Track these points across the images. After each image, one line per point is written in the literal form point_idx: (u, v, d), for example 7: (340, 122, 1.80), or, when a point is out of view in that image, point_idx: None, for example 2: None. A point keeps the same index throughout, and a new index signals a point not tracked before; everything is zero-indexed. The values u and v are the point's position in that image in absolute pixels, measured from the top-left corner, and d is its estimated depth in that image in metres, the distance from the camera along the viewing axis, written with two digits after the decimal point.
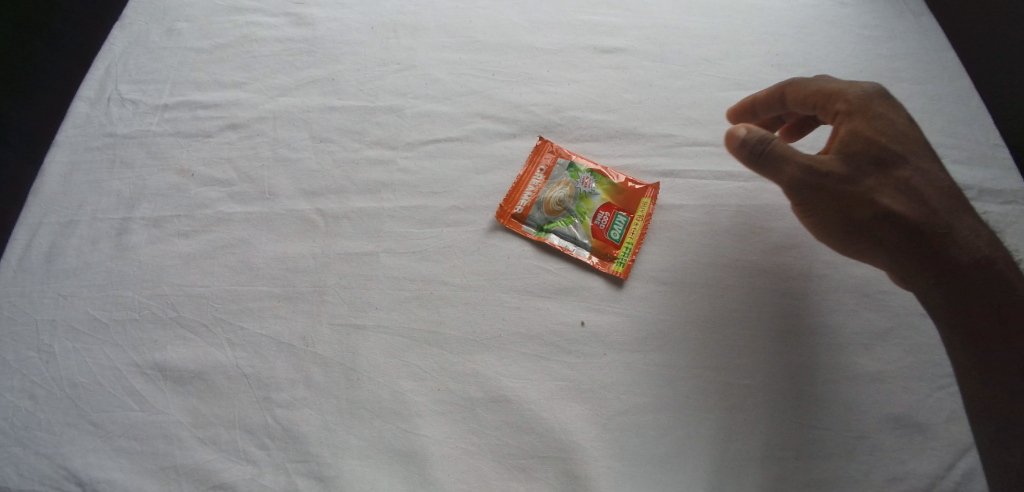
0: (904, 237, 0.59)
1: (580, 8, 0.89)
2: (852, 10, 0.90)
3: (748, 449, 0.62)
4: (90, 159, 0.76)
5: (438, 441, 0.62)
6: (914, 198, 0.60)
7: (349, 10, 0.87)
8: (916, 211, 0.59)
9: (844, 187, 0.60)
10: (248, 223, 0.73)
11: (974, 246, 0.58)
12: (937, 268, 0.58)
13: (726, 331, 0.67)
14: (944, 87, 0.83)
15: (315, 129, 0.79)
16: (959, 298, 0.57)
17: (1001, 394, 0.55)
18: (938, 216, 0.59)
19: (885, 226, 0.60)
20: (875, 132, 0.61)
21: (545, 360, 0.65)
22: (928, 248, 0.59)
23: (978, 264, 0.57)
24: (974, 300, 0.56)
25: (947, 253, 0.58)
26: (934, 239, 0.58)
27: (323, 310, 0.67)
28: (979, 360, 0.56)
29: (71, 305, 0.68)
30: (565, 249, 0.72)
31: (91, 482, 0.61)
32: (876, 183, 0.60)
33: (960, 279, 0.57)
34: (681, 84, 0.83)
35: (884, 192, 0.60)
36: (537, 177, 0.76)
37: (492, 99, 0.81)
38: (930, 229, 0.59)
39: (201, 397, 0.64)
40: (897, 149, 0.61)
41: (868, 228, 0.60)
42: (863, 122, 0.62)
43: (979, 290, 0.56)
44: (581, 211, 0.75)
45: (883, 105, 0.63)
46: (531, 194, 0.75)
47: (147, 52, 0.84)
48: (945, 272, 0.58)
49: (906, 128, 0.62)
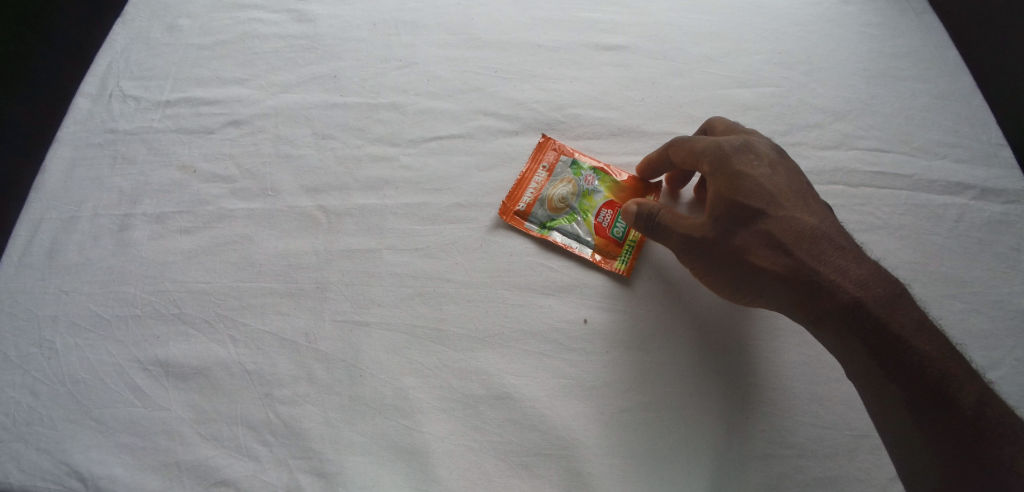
0: (779, 291, 0.61)
1: (581, 5, 0.88)
2: (855, 8, 0.90)
3: (750, 447, 0.63)
4: (91, 156, 0.76)
5: (440, 438, 0.62)
6: (779, 251, 0.60)
7: (350, 6, 0.87)
8: (784, 264, 0.60)
9: (719, 249, 0.63)
10: (250, 219, 0.73)
11: (846, 288, 0.58)
12: (816, 318, 0.59)
13: (729, 329, 0.67)
14: (946, 86, 0.83)
15: (318, 126, 0.79)
16: (843, 347, 0.58)
17: (902, 431, 0.56)
18: (807, 265, 0.59)
19: (762, 281, 0.62)
20: (716, 193, 0.63)
21: (548, 357, 0.65)
22: (805, 297, 0.59)
23: (855, 307, 0.57)
24: (851, 346, 0.57)
25: (817, 302, 0.59)
26: (806, 289, 0.59)
27: (326, 307, 0.67)
28: (876, 402, 0.57)
29: (73, 301, 0.68)
30: (568, 246, 0.72)
31: (93, 478, 0.61)
32: (744, 241, 0.62)
33: (837, 326, 0.58)
34: (683, 82, 0.83)
35: (749, 250, 0.62)
36: (540, 175, 0.76)
37: (494, 96, 0.81)
38: (800, 279, 0.59)
39: (203, 393, 0.64)
40: (756, 202, 0.61)
41: (749, 283, 0.63)
42: (722, 181, 0.63)
43: (854, 334, 0.57)
44: (584, 209, 0.74)
45: (733, 160, 0.63)
46: (534, 192, 0.75)
47: (149, 48, 0.83)
48: (824, 320, 0.59)
49: (742, 180, 0.62)
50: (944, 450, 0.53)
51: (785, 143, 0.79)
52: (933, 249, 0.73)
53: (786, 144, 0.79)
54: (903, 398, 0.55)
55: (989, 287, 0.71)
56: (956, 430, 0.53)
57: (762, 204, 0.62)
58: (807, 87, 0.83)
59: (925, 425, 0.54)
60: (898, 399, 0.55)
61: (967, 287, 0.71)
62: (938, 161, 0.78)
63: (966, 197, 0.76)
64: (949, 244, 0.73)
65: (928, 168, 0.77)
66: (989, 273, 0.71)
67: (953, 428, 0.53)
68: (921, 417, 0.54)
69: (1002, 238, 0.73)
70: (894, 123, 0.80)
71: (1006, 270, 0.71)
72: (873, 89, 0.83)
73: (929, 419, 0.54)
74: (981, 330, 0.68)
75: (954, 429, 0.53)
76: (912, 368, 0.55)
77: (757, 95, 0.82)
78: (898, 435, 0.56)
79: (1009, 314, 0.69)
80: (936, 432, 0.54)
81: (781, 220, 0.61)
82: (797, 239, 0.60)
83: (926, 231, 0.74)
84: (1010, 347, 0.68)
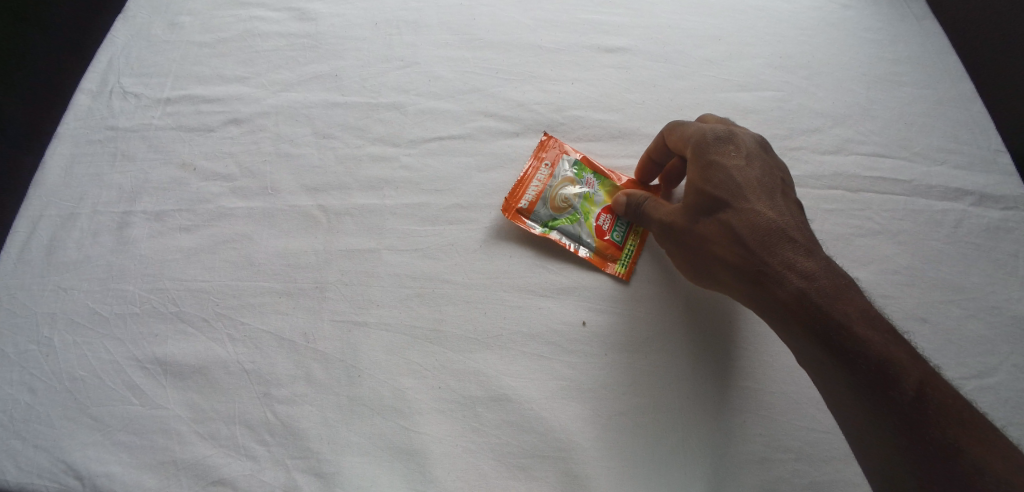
0: (732, 278, 0.62)
1: (582, 6, 0.88)
2: (855, 13, 0.90)
3: (748, 451, 0.63)
4: (91, 152, 0.76)
5: (438, 439, 0.62)
6: (733, 239, 0.60)
7: (351, 5, 0.87)
8: (737, 252, 0.60)
9: (683, 234, 0.64)
10: (250, 218, 0.73)
11: (793, 280, 0.58)
12: (765, 306, 0.60)
13: (728, 333, 0.68)
14: (946, 91, 0.83)
15: (318, 125, 0.78)
16: (789, 334, 0.59)
17: (844, 412, 0.56)
18: (759, 256, 0.59)
19: (718, 267, 0.62)
20: (690, 180, 0.64)
21: (547, 359, 0.65)
22: (754, 285, 0.60)
23: (798, 299, 0.57)
24: (795, 334, 0.58)
25: (764, 291, 0.59)
26: (757, 278, 0.60)
27: (325, 307, 0.67)
28: (824, 385, 0.58)
29: (72, 298, 0.68)
30: (569, 248, 0.71)
31: (90, 476, 0.61)
32: (704, 228, 0.62)
33: (782, 314, 0.58)
34: (684, 85, 0.83)
35: (708, 235, 0.62)
36: (542, 172, 0.74)
37: (495, 97, 0.81)
38: (749, 268, 0.60)
39: (201, 392, 0.64)
40: (722, 192, 0.61)
41: (708, 268, 0.64)
42: (696, 170, 0.63)
43: (796, 323, 0.57)
44: (586, 210, 0.73)
45: (711, 150, 0.63)
46: (537, 190, 0.73)
47: (150, 45, 0.83)
48: (772, 308, 0.59)
49: (716, 169, 0.62)
50: (883, 434, 0.54)
51: (785, 147, 0.79)
52: (932, 255, 0.73)
53: (785, 148, 0.79)
54: (845, 385, 0.55)
55: (987, 293, 0.71)
56: (895, 417, 0.53)
57: (728, 194, 0.61)
58: (808, 91, 0.83)
59: (863, 409, 0.54)
60: (840, 384, 0.56)
61: (965, 293, 0.71)
62: (937, 167, 0.78)
63: (965, 203, 0.76)
64: (947, 250, 0.73)
65: (927, 173, 0.78)
66: (987, 279, 0.72)
67: (891, 415, 0.53)
68: (861, 402, 0.54)
69: (1001, 244, 0.74)
70: (895, 128, 0.81)
71: (1004, 277, 0.72)
72: (873, 94, 0.83)
73: (868, 407, 0.54)
74: (978, 336, 0.69)
75: (893, 416, 0.53)
76: (853, 359, 0.54)
77: (758, 98, 0.82)
78: (843, 417, 0.57)
79: (1006, 320, 0.69)
80: (875, 417, 0.54)
81: (741, 211, 0.61)
82: (750, 231, 0.60)
83: (925, 237, 0.74)
84: (1007, 353, 0.68)
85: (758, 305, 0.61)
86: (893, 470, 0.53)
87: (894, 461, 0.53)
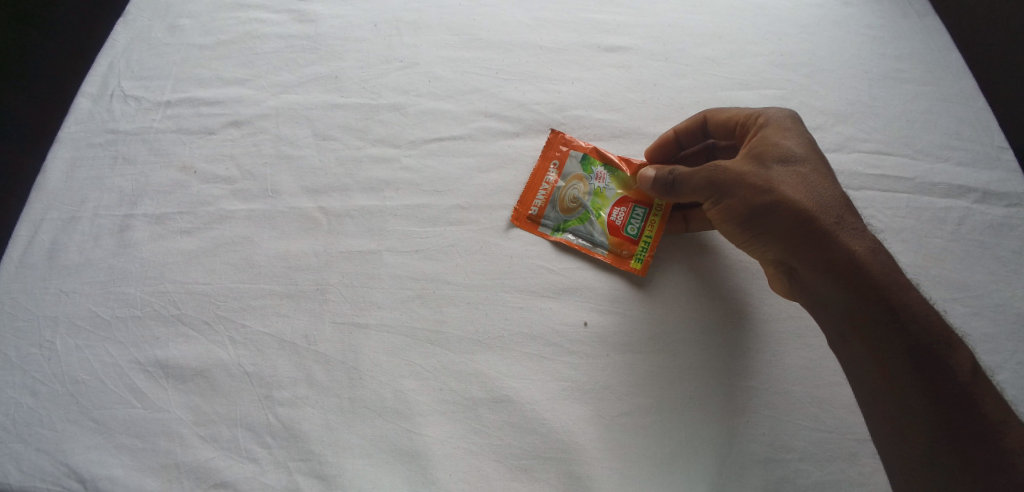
0: (795, 228, 0.60)
1: (582, 6, 0.88)
2: (857, 10, 0.89)
3: (752, 451, 0.62)
4: (92, 156, 0.76)
5: (440, 440, 0.62)
6: (808, 191, 0.61)
7: (351, 6, 0.87)
8: (812, 203, 0.60)
9: (750, 176, 0.62)
10: (250, 220, 0.73)
11: (860, 239, 0.59)
12: (825, 260, 0.59)
13: (729, 331, 0.67)
14: (948, 88, 0.83)
15: (318, 126, 0.78)
16: (849, 288, 0.58)
17: (889, 386, 0.55)
18: (831, 212, 0.60)
19: (780, 215, 0.60)
20: (766, 136, 0.65)
21: (548, 360, 0.65)
22: (822, 236, 0.59)
23: (868, 256, 0.58)
24: (861, 286, 0.57)
25: (833, 243, 0.59)
26: (827, 229, 0.59)
27: (326, 308, 0.67)
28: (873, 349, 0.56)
29: (73, 301, 0.68)
30: (582, 247, 0.72)
31: (92, 479, 0.61)
32: (777, 175, 0.62)
33: (850, 267, 0.58)
34: (685, 84, 0.82)
35: (780, 183, 0.61)
36: (551, 174, 0.76)
37: (495, 97, 0.81)
38: (822, 220, 0.60)
39: (202, 394, 0.64)
40: (800, 151, 0.63)
41: (763, 216, 0.61)
42: (777, 129, 0.65)
43: (864, 276, 0.58)
44: (596, 207, 0.74)
45: (790, 119, 0.66)
46: (546, 193, 0.74)
47: (150, 48, 0.83)
48: (834, 261, 0.59)
49: (795, 133, 0.65)
50: (927, 410, 0.54)
51: None
52: (935, 252, 0.72)
53: None
54: (900, 345, 0.55)
55: (991, 291, 0.70)
56: (944, 391, 0.54)
57: (805, 154, 0.63)
58: (809, 89, 0.82)
59: (915, 379, 0.55)
60: (896, 346, 0.55)
61: (969, 291, 0.70)
62: (940, 164, 0.78)
63: (968, 200, 0.76)
64: (950, 248, 0.73)
65: (930, 171, 0.77)
66: (991, 276, 0.71)
67: (942, 384, 0.54)
68: (915, 370, 0.55)
69: (1005, 242, 0.73)
70: (896, 125, 0.80)
71: (1009, 274, 0.71)
72: (875, 91, 0.83)
73: (921, 374, 0.54)
74: (982, 334, 0.68)
75: (943, 390, 0.54)
76: (916, 318, 0.56)
77: (759, 96, 0.82)
78: (881, 396, 0.56)
79: (1011, 318, 0.69)
80: (925, 390, 0.54)
81: (817, 170, 0.63)
82: (823, 189, 0.61)
83: (928, 234, 0.73)
84: (1013, 350, 0.67)
85: (814, 259, 0.60)
86: (937, 450, 0.53)
87: (938, 440, 0.53)
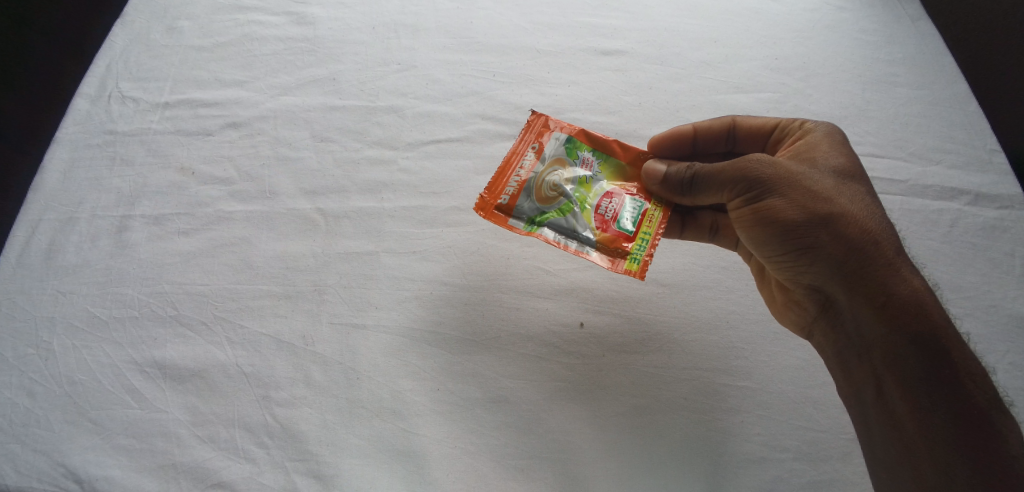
0: (848, 252, 0.58)
1: (581, 10, 0.89)
2: (850, 15, 0.91)
3: (745, 450, 0.63)
4: (90, 157, 0.76)
5: (437, 440, 0.62)
6: (865, 213, 0.59)
7: (351, 10, 0.87)
8: (869, 226, 0.58)
9: (803, 184, 0.60)
10: (249, 221, 0.73)
11: (921, 280, 0.57)
12: (881, 296, 0.56)
13: (723, 332, 0.68)
14: (940, 92, 0.84)
15: (316, 129, 0.79)
16: (901, 323, 0.55)
17: (915, 424, 0.54)
18: (884, 239, 0.58)
19: (832, 233, 0.58)
20: (813, 146, 0.65)
21: (543, 360, 0.66)
22: (878, 264, 0.57)
23: (924, 293, 0.56)
24: (914, 325, 0.55)
25: (894, 278, 0.56)
26: (888, 262, 0.57)
27: (324, 309, 0.68)
28: (915, 400, 0.54)
29: (70, 302, 0.68)
30: (561, 244, 0.67)
31: (88, 480, 0.61)
32: (833, 190, 0.60)
33: (906, 303, 0.56)
34: (681, 87, 0.83)
35: (836, 199, 0.59)
36: (528, 157, 0.70)
37: (493, 100, 0.81)
38: (878, 247, 0.58)
39: (201, 396, 0.64)
40: (852, 172, 0.62)
41: (810, 232, 0.58)
42: (824, 133, 0.66)
43: (919, 315, 0.55)
44: (581, 198, 0.68)
45: (837, 135, 0.66)
46: (519, 179, 0.69)
47: (149, 50, 0.84)
48: (890, 297, 0.56)
49: (845, 150, 0.65)
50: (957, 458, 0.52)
51: None
52: (927, 254, 0.73)
53: None
54: (943, 385, 0.54)
55: (984, 292, 0.71)
56: (981, 452, 0.52)
57: (856, 177, 0.62)
58: (804, 92, 0.83)
59: (951, 426, 0.53)
60: (938, 394, 0.54)
61: (961, 292, 0.71)
62: (932, 167, 0.79)
63: (959, 202, 0.76)
64: (943, 249, 0.73)
65: (922, 173, 0.78)
66: (983, 278, 0.72)
67: (977, 431, 0.52)
68: (954, 422, 0.53)
69: (996, 243, 0.74)
70: (890, 128, 0.81)
71: (1001, 275, 0.72)
72: (868, 95, 0.84)
73: (954, 418, 0.53)
74: (973, 335, 0.69)
75: (976, 440, 0.52)
76: (965, 363, 0.54)
77: (755, 100, 0.82)
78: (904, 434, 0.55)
79: (1003, 319, 0.69)
80: (960, 448, 0.52)
81: (868, 195, 0.61)
82: (877, 215, 0.60)
83: (920, 236, 0.74)
84: (1004, 351, 0.68)
85: (867, 285, 0.57)
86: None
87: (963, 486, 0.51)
